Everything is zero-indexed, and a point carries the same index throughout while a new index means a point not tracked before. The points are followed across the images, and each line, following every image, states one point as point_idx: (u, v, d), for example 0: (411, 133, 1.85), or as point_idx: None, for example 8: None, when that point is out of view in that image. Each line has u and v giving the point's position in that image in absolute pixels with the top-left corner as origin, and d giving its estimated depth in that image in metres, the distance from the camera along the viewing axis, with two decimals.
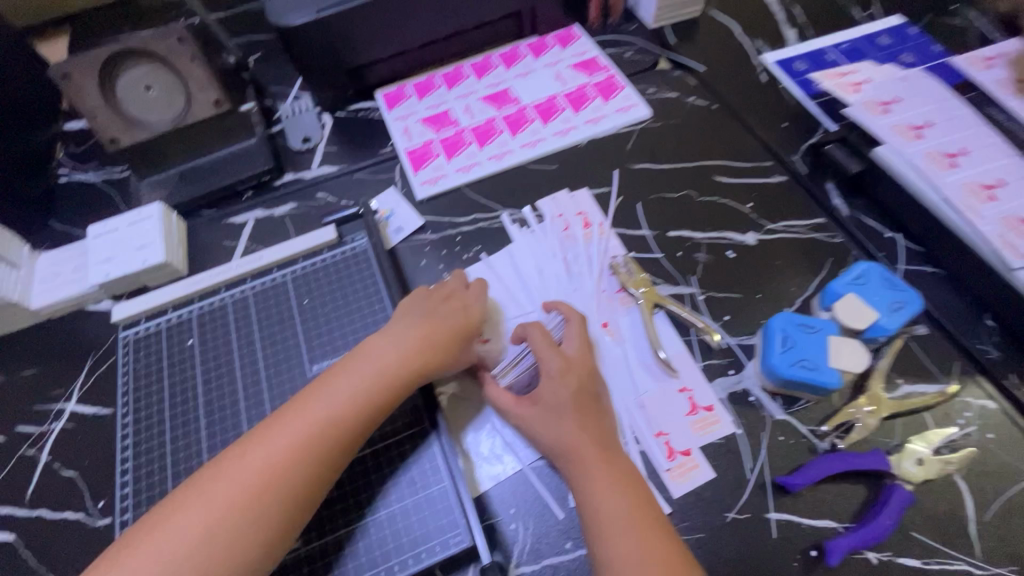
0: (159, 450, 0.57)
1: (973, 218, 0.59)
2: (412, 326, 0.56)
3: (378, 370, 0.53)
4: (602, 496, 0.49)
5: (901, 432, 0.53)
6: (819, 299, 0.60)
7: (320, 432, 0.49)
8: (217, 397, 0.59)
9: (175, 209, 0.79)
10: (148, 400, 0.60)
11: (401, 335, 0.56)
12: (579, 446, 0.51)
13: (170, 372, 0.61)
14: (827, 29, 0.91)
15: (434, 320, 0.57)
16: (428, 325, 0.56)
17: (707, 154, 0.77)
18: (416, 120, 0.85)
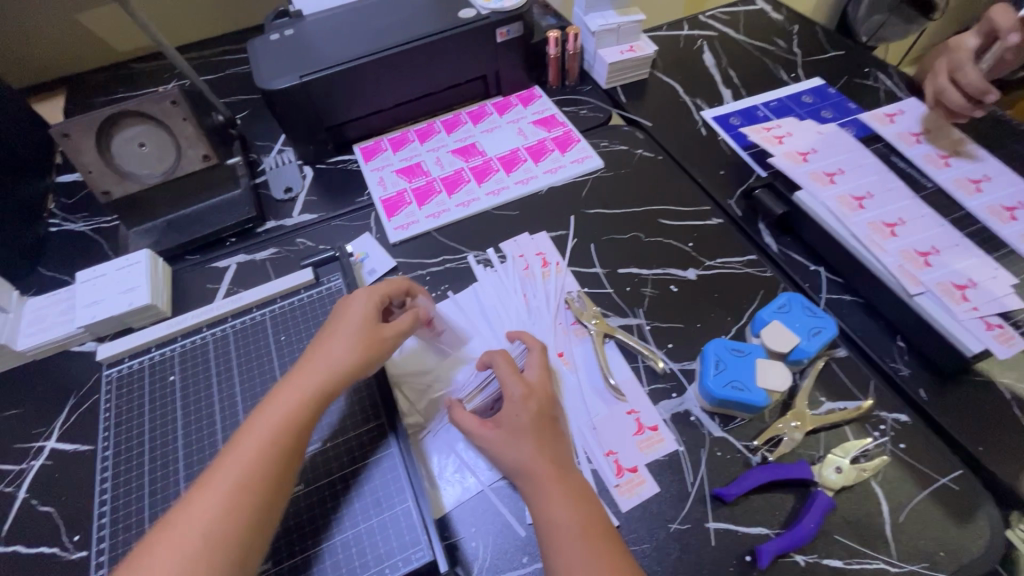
0: (138, 481, 0.59)
1: (878, 252, 0.68)
2: (337, 331, 0.60)
3: (316, 377, 0.56)
4: (555, 512, 0.53)
5: (825, 444, 0.59)
6: (751, 326, 0.67)
7: (272, 442, 0.52)
8: (195, 428, 0.62)
9: (161, 254, 0.84)
10: (129, 434, 0.63)
11: (331, 342, 0.59)
12: (533, 465, 0.55)
13: (151, 407, 0.64)
14: (758, 89, 1.02)
15: (359, 323, 0.60)
16: (354, 328, 0.60)
17: (653, 199, 0.86)
18: (390, 171, 0.93)
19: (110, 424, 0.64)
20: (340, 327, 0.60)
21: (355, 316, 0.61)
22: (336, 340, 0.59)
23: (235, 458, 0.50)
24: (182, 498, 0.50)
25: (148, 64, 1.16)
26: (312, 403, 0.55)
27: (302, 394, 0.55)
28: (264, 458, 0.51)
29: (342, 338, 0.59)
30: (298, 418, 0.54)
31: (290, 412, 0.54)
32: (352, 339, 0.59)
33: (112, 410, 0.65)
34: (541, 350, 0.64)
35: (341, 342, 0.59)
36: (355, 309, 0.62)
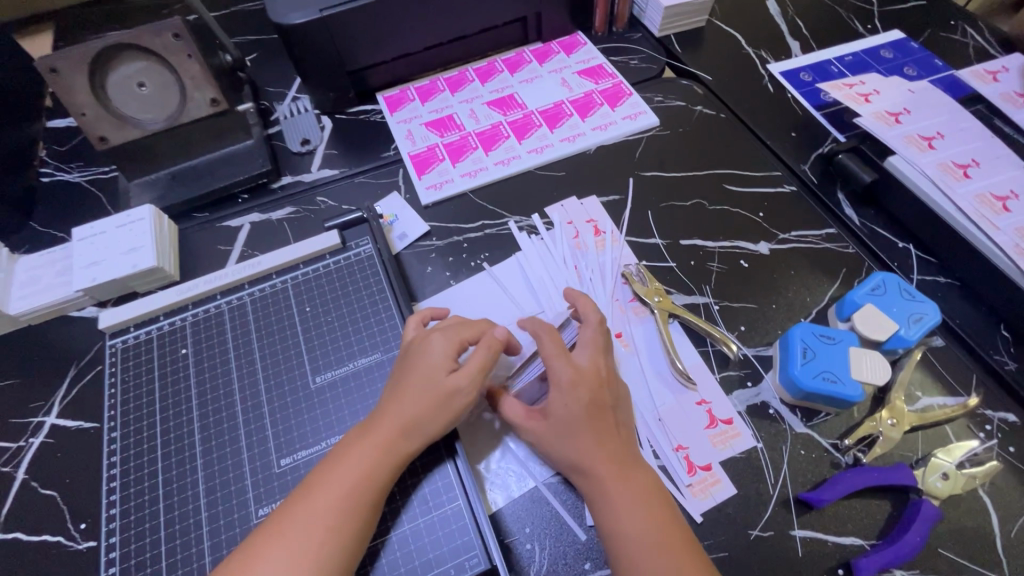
0: (150, 467, 0.53)
1: (990, 228, 0.60)
2: (410, 383, 0.50)
3: (386, 438, 0.47)
4: (625, 516, 0.46)
5: (924, 446, 0.53)
6: (837, 310, 0.60)
7: (343, 518, 0.44)
8: (212, 410, 0.55)
9: (167, 211, 0.75)
10: (137, 415, 0.56)
11: (403, 394, 0.49)
12: (598, 461, 0.48)
13: (161, 384, 0.57)
14: (830, 40, 0.91)
15: (435, 373, 0.50)
16: (431, 379, 0.49)
17: (716, 162, 0.76)
18: (419, 124, 0.83)
19: (116, 402, 0.57)
20: (413, 377, 0.50)
21: (433, 366, 0.50)
22: (409, 393, 0.49)
23: (296, 532, 0.43)
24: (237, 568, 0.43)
25: None
26: (385, 471, 0.46)
27: (373, 459, 0.46)
28: (333, 536, 0.43)
29: (418, 392, 0.49)
30: (370, 486, 0.46)
31: (361, 479, 0.45)
32: (429, 393, 0.49)
33: (118, 385, 0.58)
34: (597, 324, 0.55)
35: (415, 399, 0.49)
36: (433, 354, 0.51)
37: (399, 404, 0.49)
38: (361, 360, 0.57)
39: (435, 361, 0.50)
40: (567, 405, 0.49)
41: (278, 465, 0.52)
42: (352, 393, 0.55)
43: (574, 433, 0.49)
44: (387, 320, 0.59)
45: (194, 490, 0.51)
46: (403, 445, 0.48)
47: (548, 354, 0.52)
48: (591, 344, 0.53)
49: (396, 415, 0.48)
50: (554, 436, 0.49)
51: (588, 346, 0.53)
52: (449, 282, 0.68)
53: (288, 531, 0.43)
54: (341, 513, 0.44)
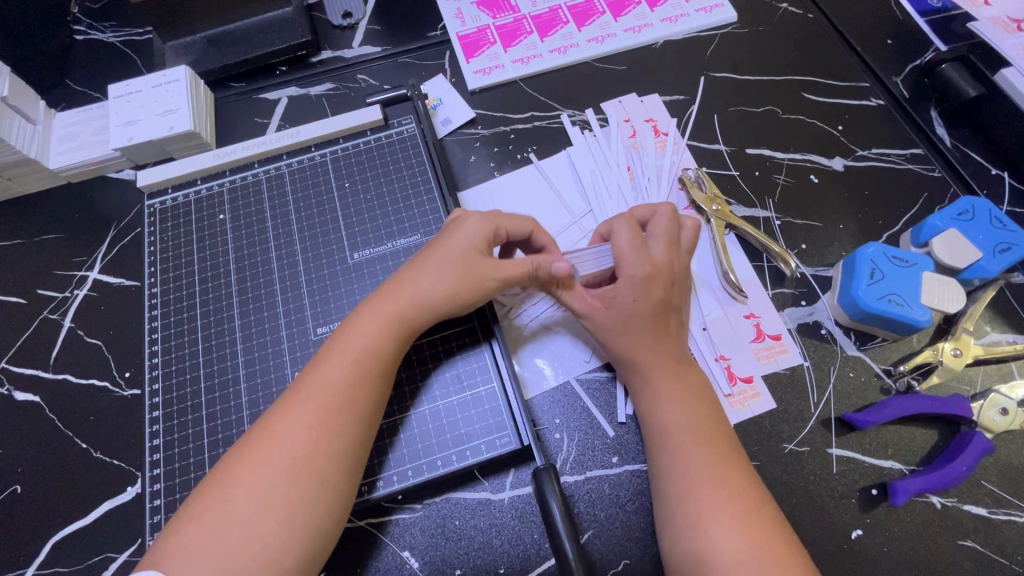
0: (189, 336, 0.53)
1: None
2: (434, 254, 0.47)
3: (403, 306, 0.46)
4: (676, 406, 0.45)
5: (984, 380, 0.50)
6: (912, 234, 0.55)
7: (352, 389, 0.42)
8: (247, 287, 0.54)
9: (203, 78, 0.72)
10: (173, 290, 0.55)
11: (423, 265, 0.47)
12: (653, 355, 0.47)
13: (197, 262, 0.56)
14: None
15: (462, 248, 0.47)
16: (457, 255, 0.47)
17: (796, 67, 0.68)
18: (470, 2, 0.76)
19: (154, 279, 0.56)
20: (438, 254, 0.47)
21: (463, 242, 0.47)
22: (427, 266, 0.47)
23: (316, 395, 0.42)
24: (258, 427, 0.42)
25: None
26: (395, 340, 0.45)
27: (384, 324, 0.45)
28: (349, 399, 0.42)
29: (440, 263, 0.47)
30: (386, 351, 0.44)
31: (374, 344, 0.44)
32: (453, 266, 0.46)
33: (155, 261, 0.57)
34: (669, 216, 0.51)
35: (437, 272, 0.46)
36: (466, 230, 0.48)
37: (418, 278, 0.47)
38: (400, 241, 0.55)
39: (469, 238, 0.47)
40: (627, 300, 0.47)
41: (315, 333, 0.52)
42: (390, 271, 0.54)
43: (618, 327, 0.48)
44: (428, 203, 0.57)
45: (232, 347, 0.52)
46: (420, 314, 0.46)
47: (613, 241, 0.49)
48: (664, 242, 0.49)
49: (415, 285, 0.46)
50: (609, 321, 0.48)
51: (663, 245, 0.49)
52: (493, 174, 0.64)
53: (307, 395, 0.42)
54: (360, 375, 0.43)
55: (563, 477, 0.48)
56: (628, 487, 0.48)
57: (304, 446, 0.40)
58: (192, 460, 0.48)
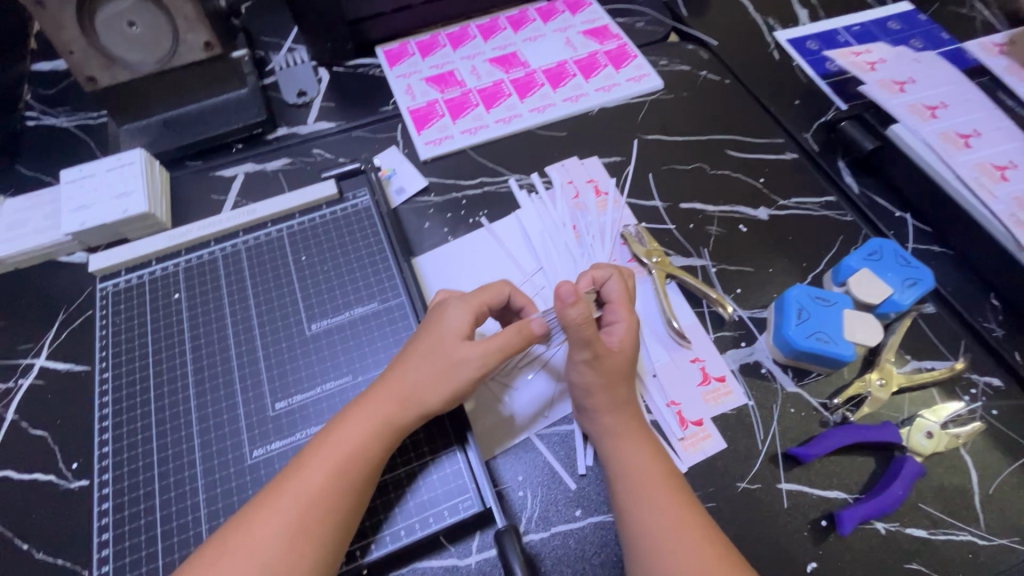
0: (143, 421, 0.52)
1: (987, 197, 0.59)
2: (418, 345, 0.49)
3: (388, 401, 0.46)
4: (647, 457, 0.48)
5: (910, 407, 0.54)
6: (832, 274, 0.60)
7: (332, 487, 0.43)
8: (207, 379, 0.53)
9: (158, 158, 0.74)
10: (130, 379, 0.54)
11: (408, 357, 0.48)
12: (627, 405, 0.50)
13: (153, 345, 0.56)
14: (838, 10, 0.89)
15: (450, 340, 0.48)
16: (440, 345, 0.48)
17: (719, 128, 0.76)
18: (419, 79, 0.82)
19: (107, 365, 0.55)
20: (421, 343, 0.49)
21: (445, 332, 0.49)
22: (415, 358, 0.48)
23: (297, 490, 0.42)
24: (236, 523, 0.42)
25: None
26: (380, 439, 0.45)
27: (371, 421, 0.45)
28: (330, 498, 0.42)
29: (424, 355, 0.48)
30: (369, 449, 0.45)
31: (359, 441, 0.44)
32: (437, 358, 0.48)
33: (110, 348, 0.56)
34: (620, 278, 0.54)
35: (421, 368, 0.47)
36: (449, 319, 0.50)
37: (405, 370, 0.48)
38: (357, 310, 0.57)
39: (452, 328, 0.49)
40: (610, 360, 0.50)
41: (273, 409, 0.52)
42: (349, 342, 0.55)
43: (584, 382, 0.50)
44: (385, 273, 0.59)
45: (188, 429, 0.51)
46: (407, 410, 0.46)
47: (564, 321, 0.48)
48: (624, 316, 0.52)
49: (399, 378, 0.47)
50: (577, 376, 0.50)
51: (621, 319, 0.52)
52: (447, 239, 0.67)
53: (287, 494, 0.42)
54: (340, 475, 0.43)
55: (528, 535, 0.49)
56: (593, 539, 0.48)
57: (278, 550, 0.40)
58: (145, 552, 0.46)
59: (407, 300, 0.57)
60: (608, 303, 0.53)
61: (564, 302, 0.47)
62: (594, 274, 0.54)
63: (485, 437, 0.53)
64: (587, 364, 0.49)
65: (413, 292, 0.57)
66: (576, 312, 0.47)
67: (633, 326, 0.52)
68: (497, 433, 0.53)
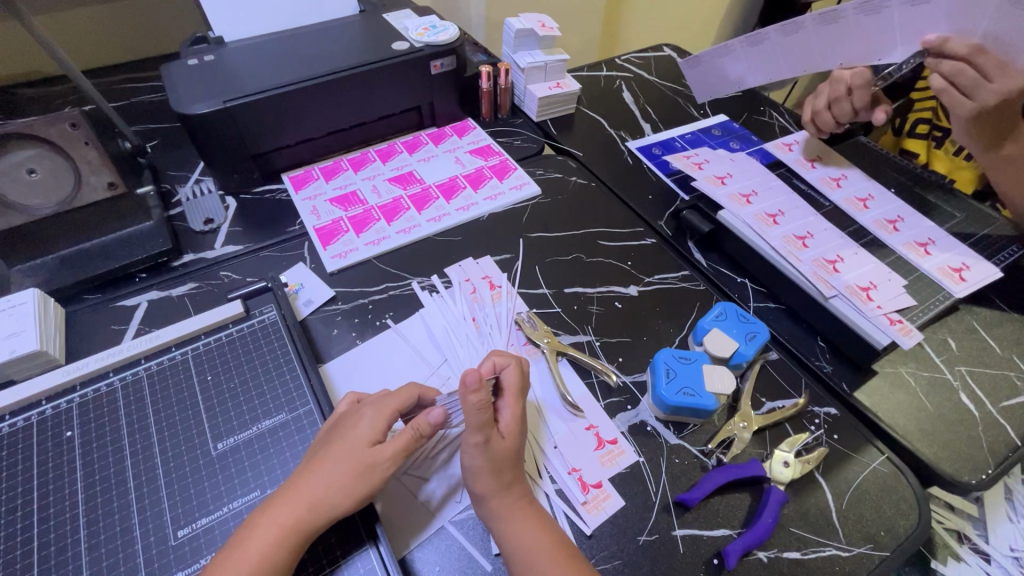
0: None
1: (795, 260, 0.74)
2: (328, 453, 0.52)
3: (297, 510, 0.49)
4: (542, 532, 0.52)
5: (771, 442, 0.62)
6: (693, 335, 0.71)
7: None
8: (98, 515, 0.51)
9: (54, 295, 0.74)
10: (8, 531, 0.51)
11: (318, 465, 0.51)
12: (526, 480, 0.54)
13: (39, 488, 0.53)
14: (673, 122, 1.11)
15: (360, 443, 0.52)
16: (350, 451, 0.51)
17: (590, 222, 0.89)
18: (323, 200, 0.90)
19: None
20: (331, 452, 0.52)
21: (355, 439, 0.52)
22: (325, 463, 0.51)
23: None
24: None
25: (42, 92, 1.09)
26: (288, 545, 0.47)
27: (280, 530, 0.47)
28: None
29: (334, 461, 0.51)
30: (274, 563, 0.46)
31: (266, 551, 0.46)
32: (348, 464, 0.51)
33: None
34: (518, 367, 0.60)
35: (330, 473, 0.50)
36: (360, 426, 0.53)
37: (314, 476, 0.50)
38: (265, 422, 0.58)
39: (362, 434, 0.53)
40: (499, 446, 0.54)
41: (175, 537, 0.50)
42: (256, 455, 0.56)
43: (474, 465, 0.54)
44: (292, 383, 0.61)
45: None
46: (315, 516, 0.49)
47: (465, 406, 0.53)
48: (512, 406, 0.58)
49: (310, 486, 0.50)
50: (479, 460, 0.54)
51: (510, 407, 0.58)
52: (356, 342, 0.71)
53: None
54: None
55: None
56: None
57: None
58: None
59: (314, 406, 0.60)
60: (503, 390, 0.58)
61: (468, 388, 0.52)
62: (495, 360, 0.60)
63: (397, 529, 0.54)
64: (479, 448, 0.53)
65: (321, 397, 0.60)
66: (477, 398, 0.53)
67: (519, 407, 0.58)
68: (409, 525, 0.55)
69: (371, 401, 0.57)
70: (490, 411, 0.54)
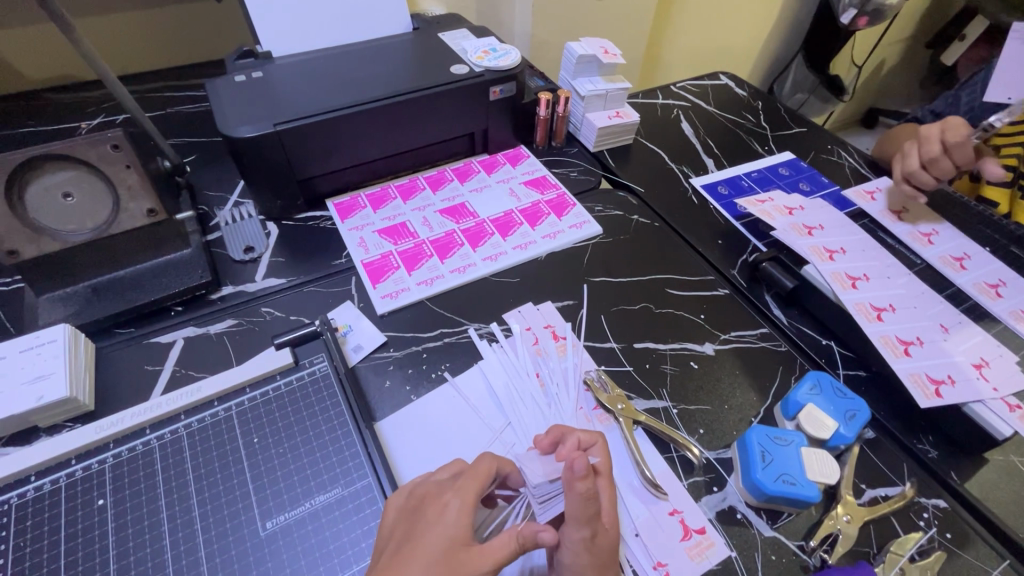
0: None
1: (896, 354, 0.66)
2: (413, 549, 0.44)
3: None
4: None
5: (878, 540, 0.56)
6: (782, 408, 0.64)
7: None
8: None
9: (83, 328, 0.68)
10: None
11: (405, 561, 0.43)
12: None
13: (67, 569, 0.47)
14: (736, 158, 1.05)
15: (451, 541, 0.44)
16: (439, 550, 0.44)
17: (658, 269, 0.82)
18: (371, 232, 0.84)
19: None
20: (419, 551, 0.44)
21: (442, 535, 0.45)
22: (411, 559, 0.43)
23: None
24: None
25: (69, 97, 1.05)
26: None
27: None
28: None
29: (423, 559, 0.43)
30: None
31: None
32: (437, 565, 0.43)
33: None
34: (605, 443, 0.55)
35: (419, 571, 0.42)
36: (449, 519, 0.46)
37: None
38: (319, 498, 0.52)
39: (451, 528, 0.45)
40: (594, 546, 0.48)
41: None
42: (308, 537, 0.50)
43: (576, 564, 0.48)
44: (348, 448, 0.55)
45: None
46: None
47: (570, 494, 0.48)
48: (608, 494, 0.51)
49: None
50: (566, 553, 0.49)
51: (605, 491, 0.51)
52: (410, 397, 0.65)
53: None
54: None
55: None
56: None
57: None
58: None
59: (373, 480, 0.53)
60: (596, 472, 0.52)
61: (575, 475, 0.47)
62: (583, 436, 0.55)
63: None
64: (584, 544, 0.48)
65: (380, 469, 0.54)
66: (585, 486, 0.47)
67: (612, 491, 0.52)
68: None
69: (452, 484, 0.49)
70: (596, 499, 0.48)
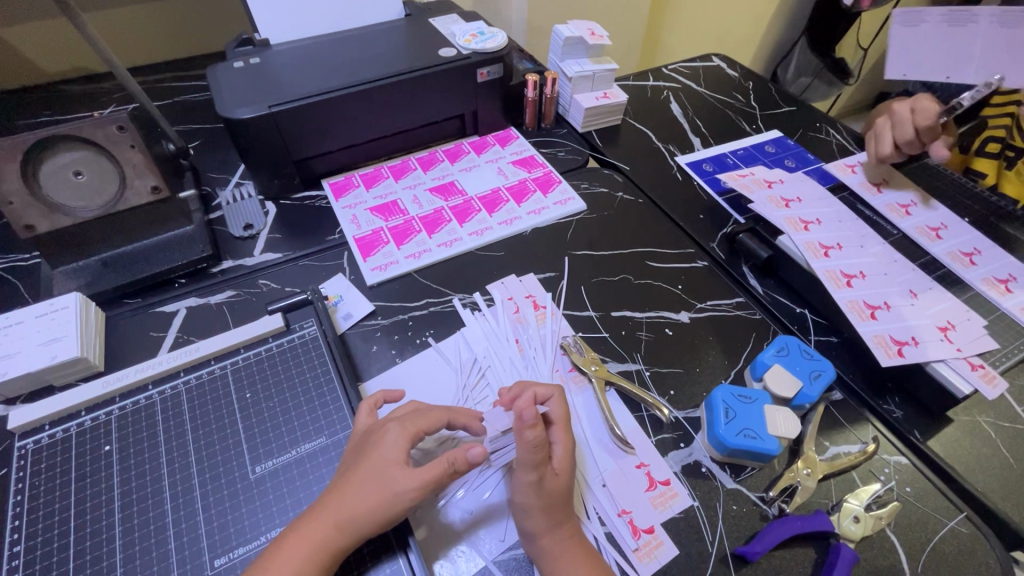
0: None
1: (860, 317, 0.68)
2: (356, 473, 0.49)
3: (324, 529, 0.47)
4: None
5: (837, 492, 0.58)
6: (751, 370, 0.66)
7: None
8: (132, 536, 0.50)
9: (94, 298, 0.73)
10: (43, 553, 0.49)
11: (345, 483, 0.49)
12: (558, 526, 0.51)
13: (76, 506, 0.52)
14: (724, 136, 1.06)
15: (386, 466, 0.49)
16: (375, 473, 0.49)
17: (638, 242, 0.85)
18: (364, 209, 0.88)
19: (18, 538, 0.50)
20: (358, 472, 0.49)
21: (381, 460, 0.50)
22: (354, 480, 0.49)
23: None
24: None
25: (80, 89, 1.10)
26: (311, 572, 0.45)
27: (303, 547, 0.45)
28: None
29: (363, 480, 0.49)
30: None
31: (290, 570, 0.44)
32: (372, 485, 0.48)
33: (23, 517, 0.51)
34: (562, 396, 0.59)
35: (357, 487, 0.48)
36: (385, 449, 0.50)
37: (341, 496, 0.48)
38: (304, 446, 0.56)
39: (388, 455, 0.50)
40: (552, 484, 0.53)
41: (211, 567, 0.48)
42: (293, 481, 0.54)
43: (534, 501, 0.52)
44: (333, 404, 0.59)
45: None
46: (342, 536, 0.47)
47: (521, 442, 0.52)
48: (563, 439, 0.56)
49: (339, 504, 0.48)
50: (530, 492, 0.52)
51: (561, 440, 0.56)
52: (395, 360, 0.69)
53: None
54: None
55: None
56: None
57: None
58: None
59: None
60: (550, 423, 0.56)
61: (524, 424, 0.52)
62: (538, 391, 0.58)
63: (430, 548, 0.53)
64: (533, 486, 0.52)
65: None
66: (534, 434, 0.52)
67: (568, 438, 0.56)
68: (444, 551, 0.53)
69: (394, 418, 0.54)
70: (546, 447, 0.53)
